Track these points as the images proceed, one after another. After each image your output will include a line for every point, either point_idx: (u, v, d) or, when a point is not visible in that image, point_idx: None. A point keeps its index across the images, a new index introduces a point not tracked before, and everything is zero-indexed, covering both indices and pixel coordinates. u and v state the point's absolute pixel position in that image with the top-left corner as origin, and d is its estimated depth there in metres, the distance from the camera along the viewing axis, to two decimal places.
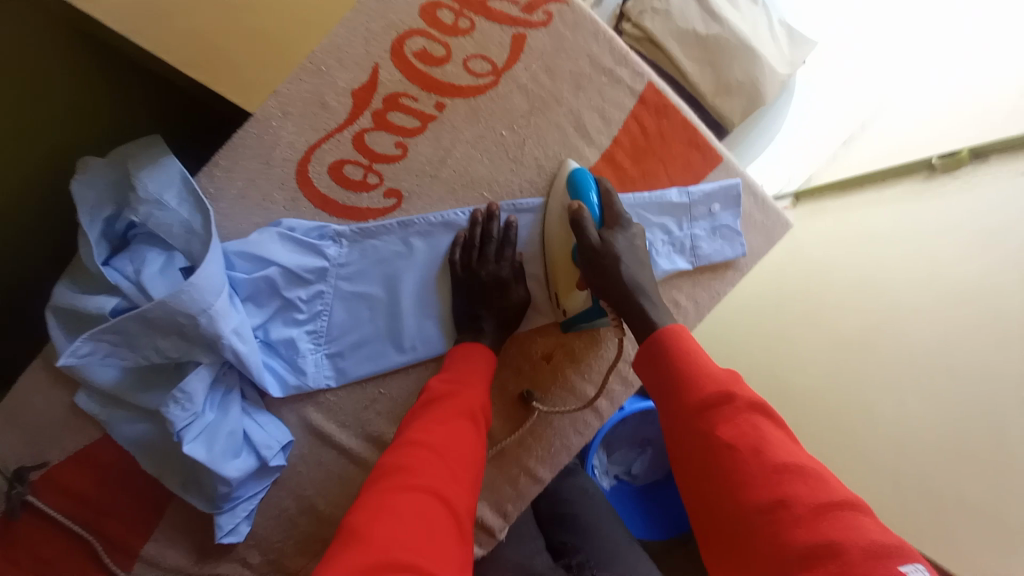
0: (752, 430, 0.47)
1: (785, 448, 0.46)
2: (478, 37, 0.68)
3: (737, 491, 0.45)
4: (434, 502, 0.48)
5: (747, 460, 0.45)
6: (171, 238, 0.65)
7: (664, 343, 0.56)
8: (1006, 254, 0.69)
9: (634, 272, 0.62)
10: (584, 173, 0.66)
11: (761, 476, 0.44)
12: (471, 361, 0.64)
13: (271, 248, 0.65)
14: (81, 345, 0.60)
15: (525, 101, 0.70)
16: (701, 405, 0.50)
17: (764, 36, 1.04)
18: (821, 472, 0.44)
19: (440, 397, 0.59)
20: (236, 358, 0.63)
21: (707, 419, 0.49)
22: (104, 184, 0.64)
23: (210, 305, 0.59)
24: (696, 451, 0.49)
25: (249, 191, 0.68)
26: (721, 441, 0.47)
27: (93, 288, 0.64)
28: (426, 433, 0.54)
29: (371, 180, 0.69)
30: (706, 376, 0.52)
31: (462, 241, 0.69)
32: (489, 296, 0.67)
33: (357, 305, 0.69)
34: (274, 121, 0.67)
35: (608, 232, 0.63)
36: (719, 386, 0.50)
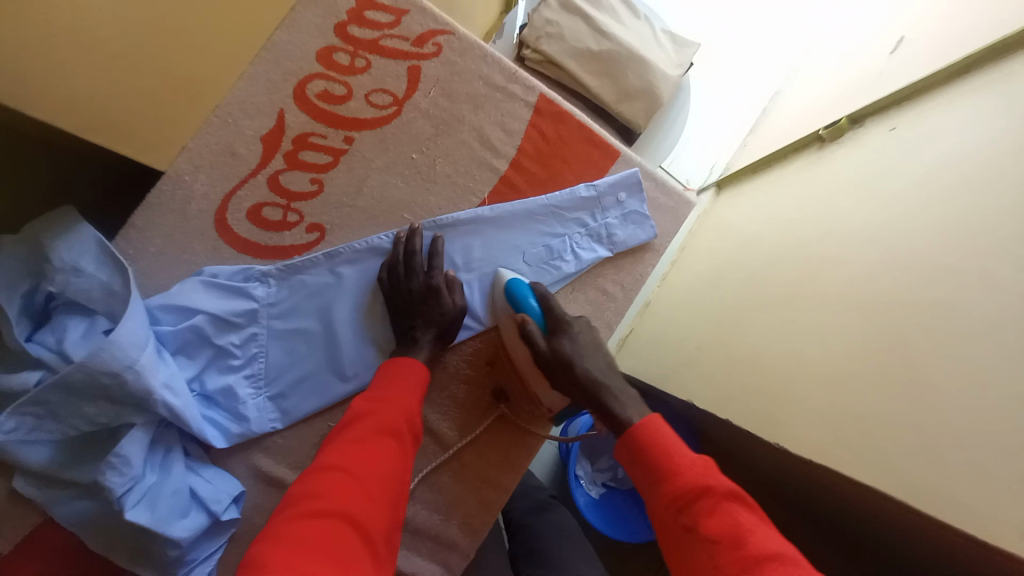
0: (730, 521, 0.48)
1: (758, 536, 0.47)
2: (375, 73, 0.73)
3: (725, 574, 0.46)
4: (337, 532, 0.47)
5: (728, 554, 0.47)
6: (91, 303, 0.64)
7: (641, 435, 0.57)
8: (890, 204, 0.77)
9: (588, 368, 0.66)
10: (520, 282, 0.71)
11: (741, 569, 0.45)
12: (400, 376, 0.63)
13: (195, 297, 0.66)
14: (3, 422, 0.58)
15: (429, 125, 0.74)
16: (680, 496, 0.51)
17: (651, 45, 1.15)
18: (789, 552, 0.45)
19: (362, 415, 0.58)
20: (171, 413, 0.62)
21: (686, 512, 0.50)
22: (19, 260, 0.63)
23: (134, 360, 0.59)
24: (683, 546, 0.50)
25: (168, 247, 0.69)
26: (707, 538, 0.48)
27: (15, 368, 0.62)
28: (340, 456, 0.53)
29: (291, 218, 0.71)
30: (682, 468, 0.53)
31: (388, 260, 0.71)
32: (420, 310, 0.68)
33: (293, 343, 0.70)
34: (187, 176, 0.69)
35: (555, 339, 0.67)
36: (696, 480, 0.51)
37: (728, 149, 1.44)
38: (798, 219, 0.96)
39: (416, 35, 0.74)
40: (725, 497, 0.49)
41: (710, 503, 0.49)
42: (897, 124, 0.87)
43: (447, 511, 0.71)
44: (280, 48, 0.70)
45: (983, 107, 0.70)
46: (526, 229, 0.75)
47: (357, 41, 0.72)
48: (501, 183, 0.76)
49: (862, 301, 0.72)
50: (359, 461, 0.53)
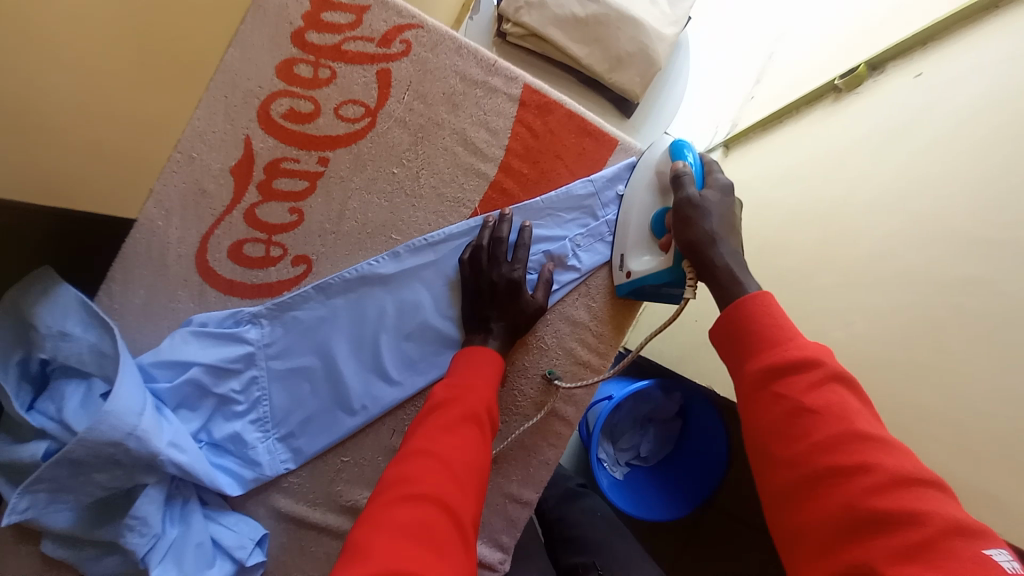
0: (834, 398, 0.42)
1: (862, 419, 0.41)
2: (341, 83, 0.66)
3: (813, 444, 0.41)
4: (436, 513, 0.45)
5: (826, 426, 0.41)
6: (85, 367, 0.62)
7: (753, 319, 0.49)
8: (906, 158, 0.68)
9: (719, 233, 0.55)
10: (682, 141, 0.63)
11: (839, 441, 0.40)
12: (477, 365, 0.61)
13: (186, 350, 0.63)
14: (19, 501, 0.56)
15: (407, 134, 0.68)
16: (780, 367, 0.44)
17: (643, 3, 1.05)
18: (891, 438, 0.40)
19: (443, 402, 0.56)
20: (180, 470, 0.60)
21: (780, 384, 0.44)
22: (5, 330, 0.59)
23: (135, 425, 0.56)
24: (771, 422, 0.43)
25: (152, 298, 0.65)
26: (803, 404, 0.42)
27: (25, 436, 0.60)
28: (432, 440, 0.51)
29: (274, 253, 0.67)
30: (798, 349, 0.45)
31: (473, 244, 0.68)
32: (500, 300, 0.65)
33: (294, 381, 0.67)
34: (159, 222, 0.65)
35: (705, 193, 0.58)
36: (804, 353, 0.44)
37: (734, 104, 1.34)
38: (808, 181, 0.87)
39: (381, 33, 0.67)
40: (833, 376, 0.42)
41: (816, 379, 0.43)
42: (923, 70, 0.74)
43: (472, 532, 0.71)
44: (234, 69, 0.64)
45: None
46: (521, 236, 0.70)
47: (318, 50, 0.66)
48: (491, 189, 0.70)
49: (882, 277, 0.65)
50: (451, 445, 0.51)
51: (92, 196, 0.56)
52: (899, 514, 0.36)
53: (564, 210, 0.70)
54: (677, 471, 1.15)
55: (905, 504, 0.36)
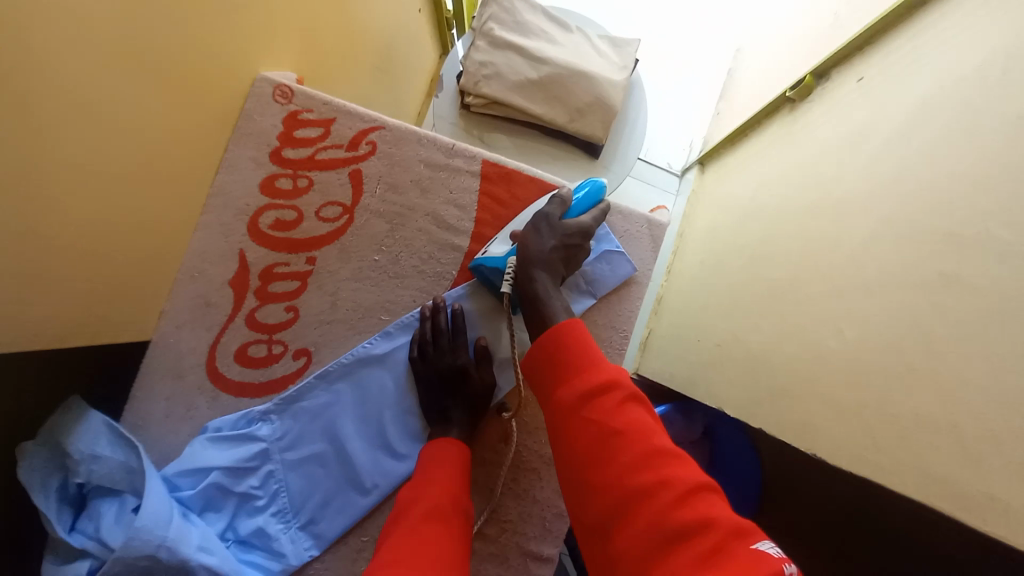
0: (635, 417, 0.45)
1: (658, 434, 0.44)
2: (319, 188, 0.74)
3: (623, 466, 0.42)
4: None
5: (632, 446, 0.43)
6: (116, 484, 0.66)
7: (563, 346, 0.52)
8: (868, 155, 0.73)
9: (549, 257, 0.63)
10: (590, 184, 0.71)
11: (641, 461, 0.42)
12: (439, 460, 0.64)
13: (206, 456, 0.67)
14: None
15: (383, 222, 0.74)
16: (590, 391, 0.47)
17: (592, 56, 1.13)
18: (681, 450, 0.44)
19: (405, 507, 0.59)
20: (211, 572, 0.62)
21: (591, 408, 0.46)
22: (43, 460, 0.63)
23: (165, 535, 0.60)
24: (586, 448, 0.45)
25: (173, 408, 0.71)
26: (610, 428, 0.44)
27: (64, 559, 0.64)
28: (397, 548, 0.53)
29: (277, 349, 0.72)
30: (601, 371, 0.49)
31: (417, 338, 0.72)
32: (450, 386, 0.70)
33: (309, 469, 0.71)
34: (172, 338, 0.71)
35: (571, 224, 0.66)
36: (609, 376, 0.48)
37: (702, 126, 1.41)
38: (786, 196, 0.91)
39: (349, 139, 0.74)
40: (633, 397, 0.46)
41: (618, 400, 0.46)
42: (864, 74, 0.83)
43: None
44: (226, 192, 0.72)
45: (950, 44, 0.65)
46: (485, 309, 0.74)
47: (297, 164, 0.74)
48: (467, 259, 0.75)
49: (855, 287, 0.67)
50: (419, 548, 0.53)
51: (114, 330, 0.62)
52: (696, 524, 0.38)
53: None
54: None
55: (699, 513, 0.39)
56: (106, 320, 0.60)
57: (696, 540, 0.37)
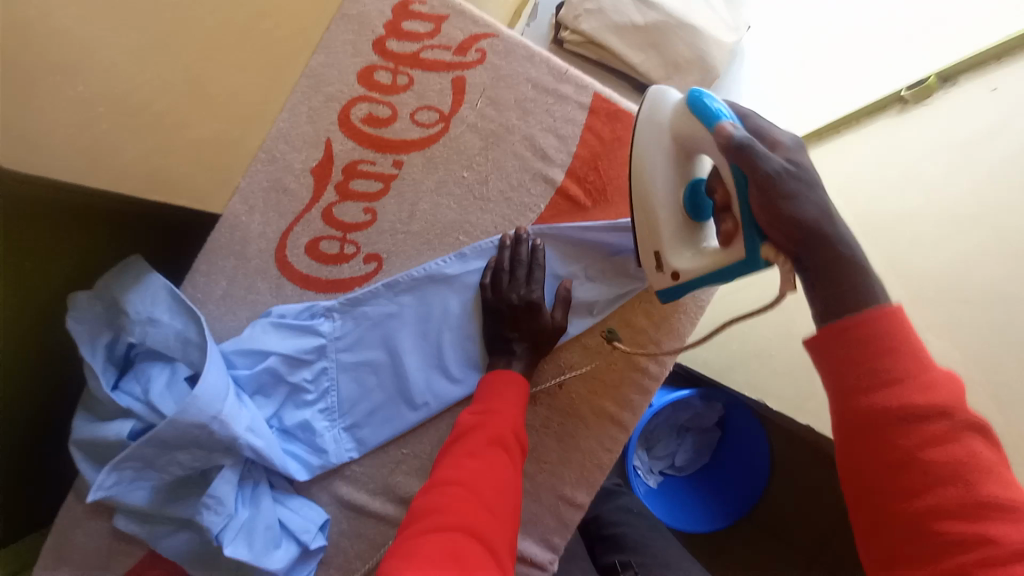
0: (964, 455, 0.38)
1: (992, 474, 0.38)
2: (417, 90, 0.69)
3: (934, 485, 0.38)
4: (466, 540, 0.47)
5: (958, 465, 0.38)
6: (170, 351, 0.65)
7: (884, 324, 0.41)
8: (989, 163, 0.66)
9: (818, 197, 0.46)
10: (704, 94, 0.54)
11: (975, 484, 0.37)
12: (504, 391, 0.62)
13: (265, 340, 0.66)
14: (106, 477, 0.61)
15: (478, 139, 0.70)
16: (915, 410, 0.39)
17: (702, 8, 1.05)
18: (1001, 463, 0.38)
19: (468, 430, 0.58)
20: (256, 454, 0.63)
21: (914, 435, 0.38)
22: (96, 316, 0.64)
23: (219, 409, 0.59)
24: (880, 441, 0.40)
25: (234, 289, 0.69)
26: (932, 443, 0.38)
27: (107, 416, 0.65)
28: (460, 468, 0.53)
29: (349, 250, 0.70)
30: (933, 385, 0.39)
31: (493, 266, 0.68)
32: (518, 320, 0.66)
33: (362, 374, 0.70)
34: (243, 218, 0.68)
35: (781, 148, 0.49)
36: (941, 408, 0.39)
37: None
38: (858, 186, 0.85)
39: (458, 42, 0.69)
40: (969, 425, 0.38)
41: (946, 430, 0.38)
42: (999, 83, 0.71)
43: (524, 531, 0.72)
44: (320, 76, 0.68)
45: None
46: (566, 254, 0.70)
47: (398, 59, 0.69)
48: (558, 194, 0.70)
49: None
50: (476, 474, 0.52)
51: (189, 194, 0.61)
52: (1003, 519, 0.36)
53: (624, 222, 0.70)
54: (712, 483, 1.11)
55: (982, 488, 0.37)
56: (183, 182, 0.59)
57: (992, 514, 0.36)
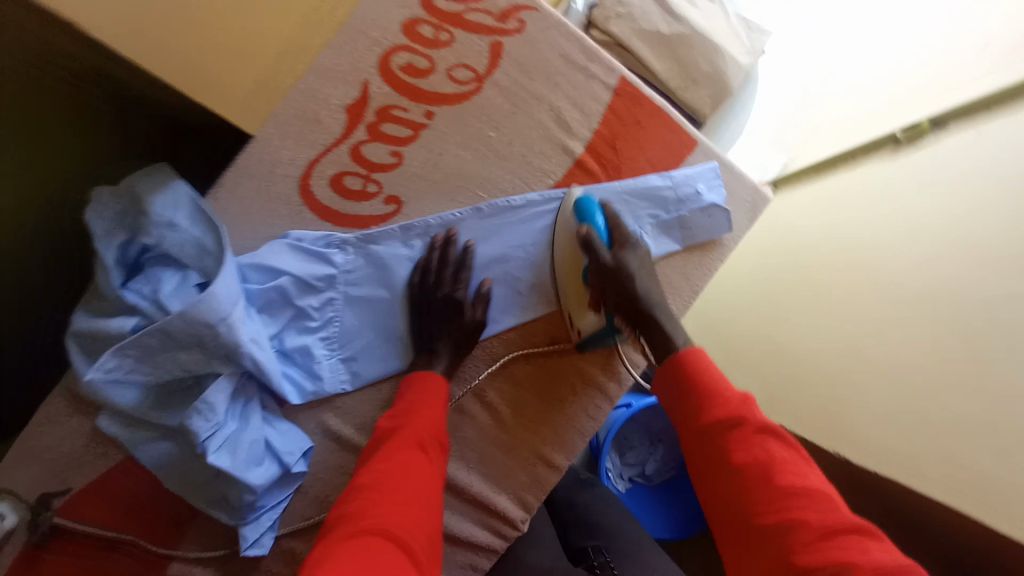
0: (761, 453, 0.51)
1: (794, 472, 0.49)
2: (457, 48, 0.73)
3: (756, 503, 0.49)
4: (383, 542, 0.48)
5: (768, 481, 0.49)
6: (185, 257, 0.66)
7: (690, 371, 0.59)
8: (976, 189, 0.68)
9: (644, 286, 0.66)
10: (589, 199, 0.70)
11: (784, 496, 0.48)
12: (424, 395, 0.65)
13: (282, 259, 0.68)
14: (107, 361, 0.60)
15: (508, 102, 0.74)
16: (718, 425, 0.54)
17: (724, 31, 1.11)
18: (816, 488, 0.48)
19: (388, 436, 0.60)
20: (255, 366, 0.64)
21: (724, 442, 0.53)
22: (115, 213, 0.66)
23: (228, 314, 0.60)
24: (716, 477, 0.53)
25: (251, 210, 0.71)
26: (737, 461, 0.52)
27: (106, 311, 0.66)
28: (382, 475, 0.55)
29: (371, 189, 0.73)
30: (721, 398, 0.56)
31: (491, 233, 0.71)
32: None
33: (365, 309, 0.72)
34: (272, 143, 0.70)
35: (619, 251, 0.67)
36: (731, 412, 0.54)
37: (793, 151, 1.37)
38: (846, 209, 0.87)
39: (500, 9, 0.73)
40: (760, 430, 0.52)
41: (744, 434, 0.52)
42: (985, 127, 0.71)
43: (503, 484, 0.74)
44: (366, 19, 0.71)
45: None
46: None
47: (442, 16, 0.72)
48: (576, 166, 0.75)
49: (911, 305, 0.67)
50: (398, 478, 0.55)
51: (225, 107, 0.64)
52: (816, 537, 0.45)
53: (631, 199, 0.74)
54: (678, 489, 1.15)
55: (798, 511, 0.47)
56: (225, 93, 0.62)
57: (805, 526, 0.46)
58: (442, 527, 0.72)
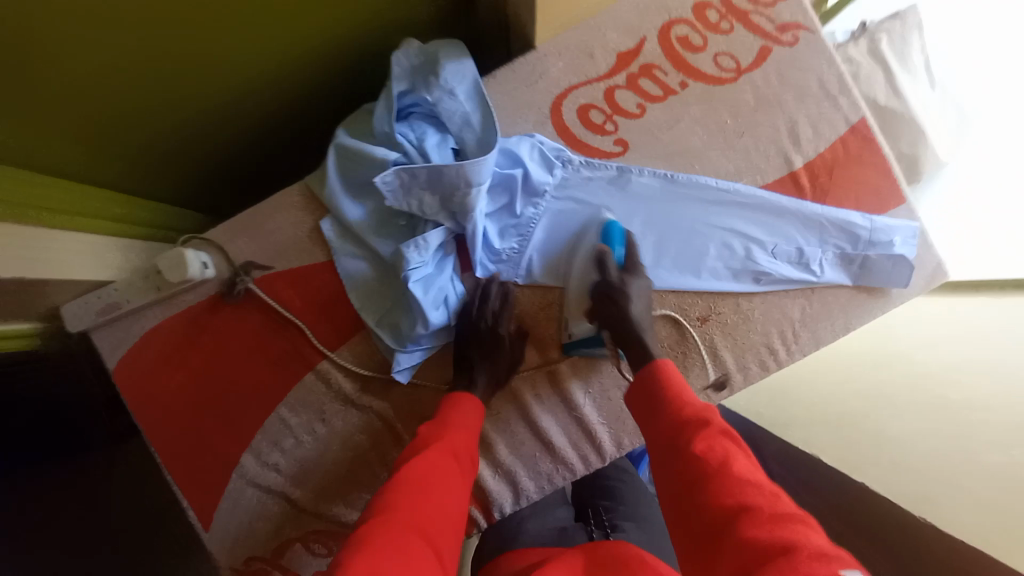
0: (722, 451, 0.54)
1: (744, 471, 0.52)
2: (732, 38, 0.82)
3: (706, 503, 0.51)
4: (420, 541, 0.51)
5: (716, 473, 0.52)
6: (451, 122, 0.77)
7: (655, 378, 0.66)
8: None
9: (635, 311, 0.75)
10: (616, 226, 0.78)
11: (728, 492, 0.50)
12: (463, 413, 0.70)
13: (523, 154, 0.78)
14: (389, 176, 0.71)
15: (753, 99, 0.81)
16: (684, 430, 0.58)
17: (937, 119, 1.06)
18: (773, 491, 0.50)
19: (423, 440, 0.65)
20: (471, 231, 0.76)
21: (686, 442, 0.57)
22: (410, 65, 0.79)
23: (479, 183, 0.72)
24: (677, 477, 0.55)
25: (508, 105, 0.82)
26: (692, 456, 0.55)
27: (371, 140, 0.79)
28: (421, 473, 0.58)
29: (608, 126, 0.82)
30: (684, 404, 0.62)
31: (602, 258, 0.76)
32: (601, 307, 0.76)
33: (562, 224, 0.81)
34: (549, 58, 0.82)
35: (626, 275, 0.76)
36: (694, 414, 0.59)
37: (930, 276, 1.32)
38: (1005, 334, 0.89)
39: (783, 21, 0.82)
40: (720, 432, 0.56)
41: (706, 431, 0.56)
42: None
43: (611, 419, 0.83)
44: None
45: None
46: (768, 223, 0.81)
47: (729, 10, 0.82)
48: (788, 176, 0.81)
49: None
50: (437, 483, 0.58)
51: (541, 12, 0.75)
52: (761, 527, 0.46)
53: (827, 224, 0.80)
54: None
55: (744, 504, 0.48)
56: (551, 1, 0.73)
57: (754, 525, 0.46)
58: (546, 433, 0.83)
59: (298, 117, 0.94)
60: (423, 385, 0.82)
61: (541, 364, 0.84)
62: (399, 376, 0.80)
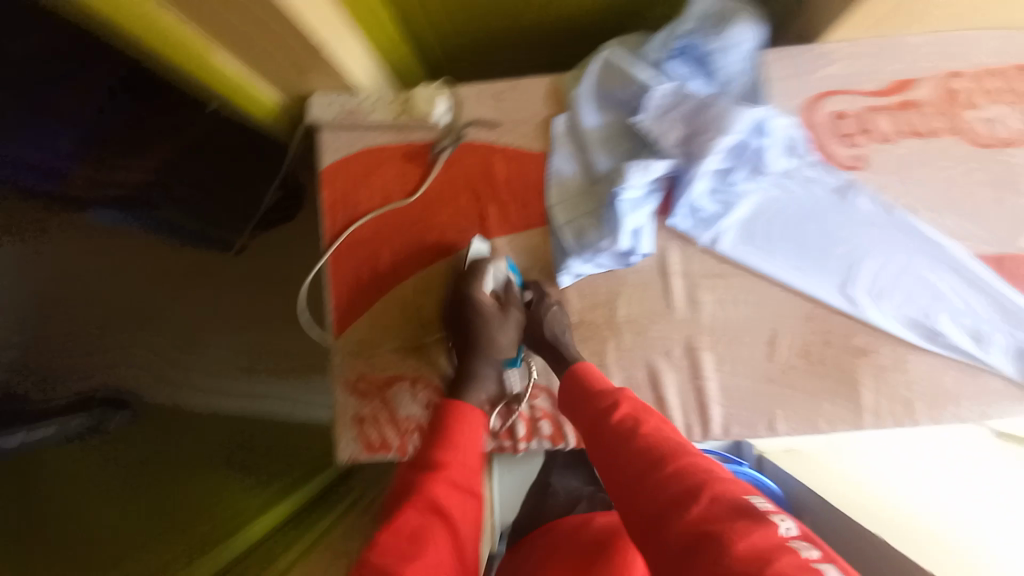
0: (664, 442, 0.54)
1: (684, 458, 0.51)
2: (1002, 110, 0.83)
3: (656, 486, 0.50)
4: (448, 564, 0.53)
5: (667, 462, 0.51)
6: (717, 78, 0.83)
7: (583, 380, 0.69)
8: None
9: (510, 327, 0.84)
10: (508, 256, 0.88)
11: (674, 475, 0.49)
12: (466, 422, 0.67)
13: (779, 124, 0.77)
14: (659, 94, 0.80)
15: (999, 173, 0.82)
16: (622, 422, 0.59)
17: None
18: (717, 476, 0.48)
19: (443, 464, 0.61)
20: (691, 177, 0.78)
21: (623, 433, 0.57)
22: (707, 9, 0.83)
23: (729, 132, 0.74)
24: (621, 465, 0.55)
25: (768, 84, 0.86)
26: (637, 443, 0.55)
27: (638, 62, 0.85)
28: (455, 512, 0.57)
29: (852, 140, 0.85)
30: (618, 399, 0.62)
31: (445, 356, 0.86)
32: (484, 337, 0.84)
33: (768, 208, 0.84)
34: (825, 59, 0.86)
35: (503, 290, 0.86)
36: (629, 409, 0.60)
37: None
38: None
39: None
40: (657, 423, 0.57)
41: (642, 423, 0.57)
42: None
43: (729, 402, 0.84)
44: (950, 45, 0.86)
45: None
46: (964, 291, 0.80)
47: (1008, 86, 0.84)
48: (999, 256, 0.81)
49: None
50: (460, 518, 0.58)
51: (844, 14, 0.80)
52: (705, 508, 0.44)
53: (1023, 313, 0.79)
54: None
55: (694, 484, 0.47)
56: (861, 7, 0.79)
57: (694, 508, 0.45)
58: (662, 387, 0.85)
59: (564, 30, 1.00)
60: (576, 298, 0.88)
61: (687, 327, 0.86)
62: (562, 276, 0.86)
